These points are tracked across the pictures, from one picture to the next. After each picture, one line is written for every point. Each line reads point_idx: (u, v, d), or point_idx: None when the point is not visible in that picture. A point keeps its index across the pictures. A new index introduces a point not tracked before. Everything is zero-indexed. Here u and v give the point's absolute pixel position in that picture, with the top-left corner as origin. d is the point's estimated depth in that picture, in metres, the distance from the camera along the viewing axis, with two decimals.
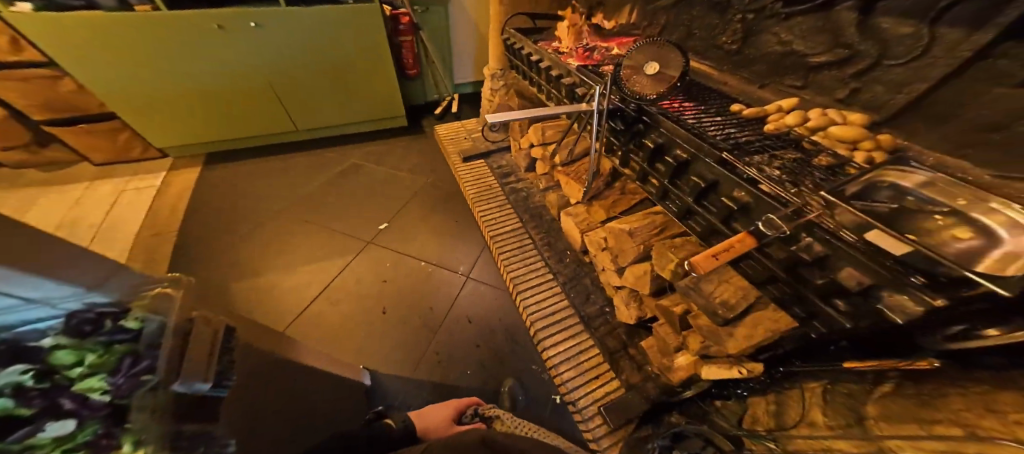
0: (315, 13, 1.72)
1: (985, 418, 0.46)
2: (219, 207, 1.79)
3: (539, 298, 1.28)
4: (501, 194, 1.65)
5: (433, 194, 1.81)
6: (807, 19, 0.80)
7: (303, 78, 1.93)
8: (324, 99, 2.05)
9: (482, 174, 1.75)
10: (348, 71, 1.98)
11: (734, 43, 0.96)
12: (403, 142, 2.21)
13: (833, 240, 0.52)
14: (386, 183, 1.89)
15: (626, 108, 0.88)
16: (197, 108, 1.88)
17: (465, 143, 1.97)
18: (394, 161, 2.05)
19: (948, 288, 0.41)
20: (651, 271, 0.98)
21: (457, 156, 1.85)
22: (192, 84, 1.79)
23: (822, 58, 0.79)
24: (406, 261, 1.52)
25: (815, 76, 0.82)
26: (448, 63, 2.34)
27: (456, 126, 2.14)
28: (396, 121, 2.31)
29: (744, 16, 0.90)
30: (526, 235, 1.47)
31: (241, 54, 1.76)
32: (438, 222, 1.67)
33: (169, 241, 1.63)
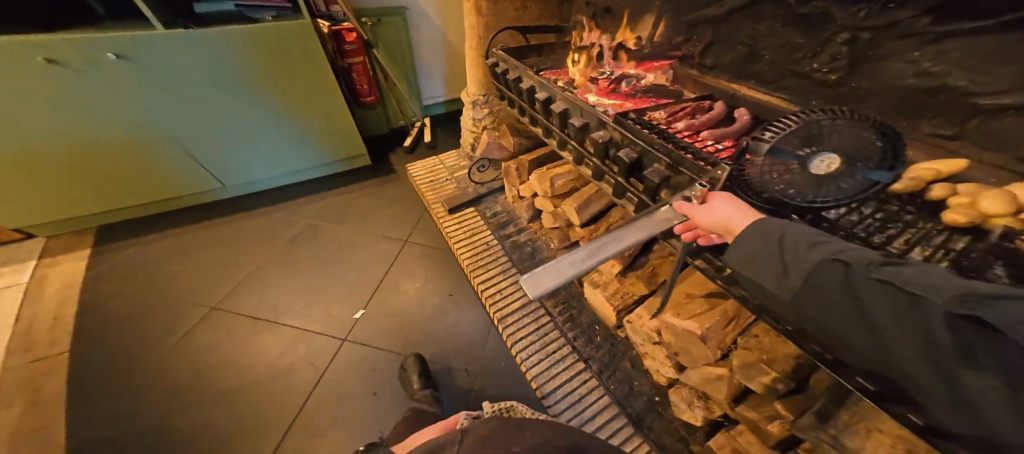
0: (209, 36, 1.30)
1: None
2: (125, 306, 1.36)
3: (574, 396, 1.01)
4: (502, 254, 1.36)
5: (417, 257, 1.49)
6: (972, 42, 0.50)
7: (214, 120, 1.50)
8: (253, 144, 1.63)
9: (476, 230, 1.45)
10: (275, 107, 1.57)
11: (830, 73, 0.67)
12: (368, 188, 1.83)
13: None
14: (359, 247, 1.55)
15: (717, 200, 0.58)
16: (78, 174, 1.44)
17: (447, 188, 1.63)
18: (365, 215, 1.70)
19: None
20: (728, 379, 0.76)
21: (440, 205, 1.54)
22: (57, 145, 1.35)
23: (1001, 102, 0.50)
24: (397, 357, 1.20)
25: (981, 125, 0.53)
26: (413, 82, 1.96)
27: (432, 166, 1.77)
28: (358, 161, 1.93)
29: (852, 34, 0.61)
30: (540, 309, 1.20)
31: (117, 101, 1.32)
32: (430, 295, 1.36)
33: (53, 371, 1.19)
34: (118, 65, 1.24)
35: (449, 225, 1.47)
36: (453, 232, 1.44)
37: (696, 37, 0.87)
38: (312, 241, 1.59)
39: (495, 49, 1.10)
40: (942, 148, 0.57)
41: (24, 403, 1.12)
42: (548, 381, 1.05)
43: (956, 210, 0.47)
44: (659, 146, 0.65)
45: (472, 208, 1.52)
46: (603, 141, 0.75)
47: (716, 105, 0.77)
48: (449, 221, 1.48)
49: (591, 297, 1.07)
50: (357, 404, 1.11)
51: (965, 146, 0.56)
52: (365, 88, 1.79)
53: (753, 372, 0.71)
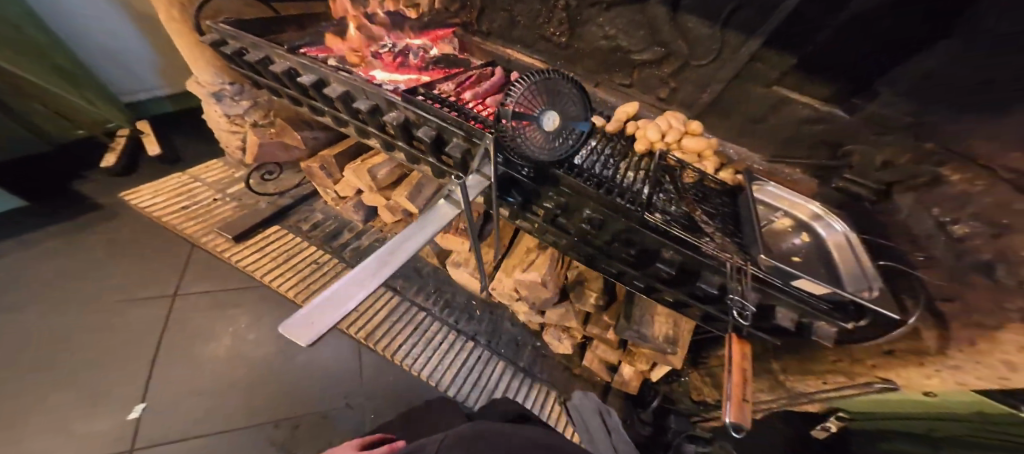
0: None
1: (856, 366, 0.61)
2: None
3: (469, 378, 0.97)
4: (340, 266, 1.12)
5: (220, 307, 1.11)
6: (625, 12, 0.74)
7: None
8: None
9: (289, 253, 1.12)
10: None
11: (563, 36, 0.85)
12: (83, 248, 1.20)
13: (764, 286, 0.53)
14: (102, 336, 1.01)
15: (516, 172, 0.58)
16: None
17: (222, 212, 1.21)
18: (93, 290, 1.10)
19: (849, 313, 0.50)
20: (572, 308, 0.88)
21: (219, 237, 1.13)
22: None
23: (644, 56, 0.79)
24: (236, 442, 0.90)
25: (639, 75, 0.83)
26: (75, 70, 1.31)
27: (174, 188, 1.27)
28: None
29: (566, 2, 0.79)
30: (413, 308, 1.06)
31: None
32: (257, 347, 1.06)
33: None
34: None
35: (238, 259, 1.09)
36: (252, 265, 1.07)
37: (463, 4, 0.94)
38: None
39: (217, 24, 0.87)
40: (625, 93, 0.87)
41: None
42: (444, 375, 0.97)
43: (640, 141, 0.71)
44: (454, 120, 0.64)
45: (277, 226, 1.19)
46: (400, 122, 0.69)
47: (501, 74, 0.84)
48: (238, 252, 1.10)
49: (457, 278, 1.03)
50: None
51: (632, 89, 0.86)
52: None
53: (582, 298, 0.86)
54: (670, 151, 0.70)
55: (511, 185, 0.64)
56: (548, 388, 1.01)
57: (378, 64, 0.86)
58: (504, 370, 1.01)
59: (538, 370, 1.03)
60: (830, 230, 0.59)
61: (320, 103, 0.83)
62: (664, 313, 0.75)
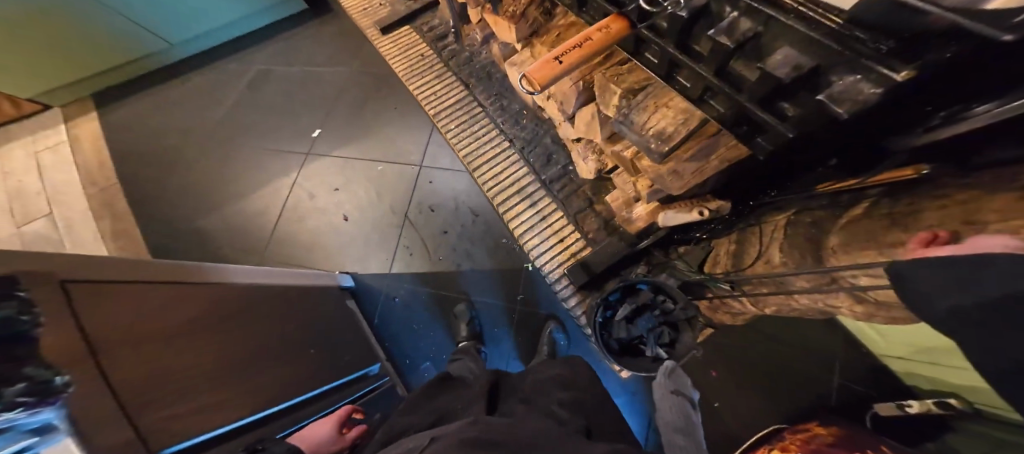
0: None
1: (957, 232, 0.31)
2: (141, 164, 1.56)
3: (494, 170, 1.09)
4: (436, 60, 1.32)
5: (367, 77, 1.50)
6: None
7: None
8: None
9: (410, 44, 1.39)
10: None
11: None
12: (312, 26, 1.71)
13: (767, 10, 0.33)
14: (308, 80, 1.57)
15: None
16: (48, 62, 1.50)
17: (381, 10, 1.51)
18: (309, 52, 1.64)
19: (917, 53, 0.25)
20: (599, 113, 0.77)
21: (374, 29, 1.47)
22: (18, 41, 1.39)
23: None
24: (351, 164, 1.34)
25: None
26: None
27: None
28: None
29: None
30: (474, 104, 1.19)
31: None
32: (377, 109, 1.41)
33: (106, 214, 1.47)
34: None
35: (381, 45, 1.44)
36: (388, 51, 1.41)
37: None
38: (265, 83, 1.63)
39: None
40: None
41: (101, 221, 1.46)
42: (478, 159, 1.11)
43: None
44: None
45: (409, 26, 1.43)
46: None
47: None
48: (383, 40, 1.44)
49: (513, 80, 1.05)
50: (329, 198, 1.31)
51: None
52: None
53: (607, 96, 0.70)
54: None
55: None
56: (557, 208, 1.01)
57: None
58: (527, 180, 1.05)
59: (558, 190, 1.02)
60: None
61: None
62: (674, 107, 0.57)
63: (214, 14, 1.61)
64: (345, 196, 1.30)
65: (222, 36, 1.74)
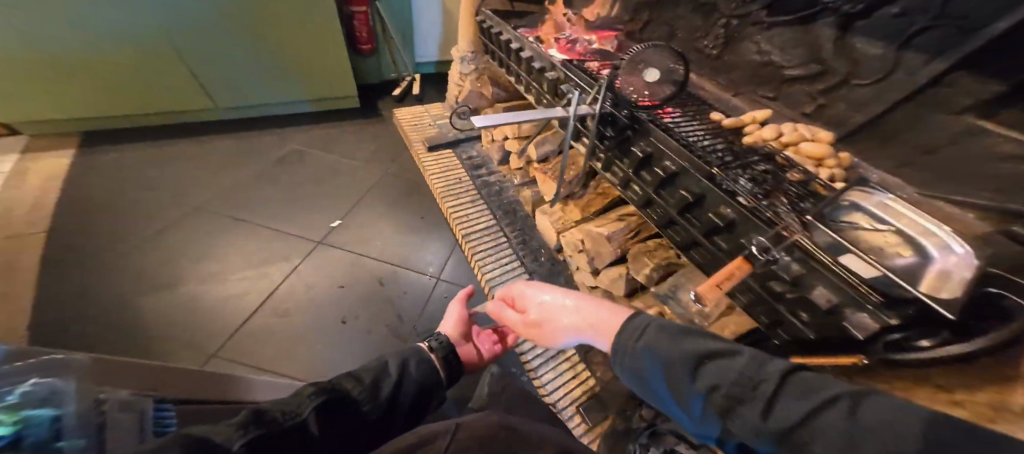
0: None
1: None
2: (106, 211, 1.39)
3: None
4: (472, 187, 1.53)
5: (398, 184, 1.65)
6: (786, 30, 0.78)
7: (204, 30, 1.52)
8: (212, 27, 1.52)
9: (451, 167, 1.62)
10: (259, 16, 1.55)
11: (715, 49, 0.95)
12: (357, 126, 1.92)
13: (809, 259, 0.51)
14: (340, 172, 1.68)
15: (618, 113, 0.82)
16: (89, 88, 1.53)
17: (431, 131, 1.77)
18: (348, 148, 1.80)
19: (903, 308, 0.41)
20: (625, 274, 0.95)
21: (421, 144, 1.71)
22: (76, 61, 1.44)
23: (797, 71, 0.78)
24: (363, 261, 1.34)
25: (789, 90, 0.81)
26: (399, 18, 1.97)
27: (416, 112, 1.92)
28: (344, 81, 1.89)
29: (728, 20, 0.89)
30: (500, 233, 1.36)
31: (128, 18, 1.40)
32: (402, 214, 1.51)
33: (25, 251, 1.21)
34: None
35: (428, 161, 1.65)
36: (430, 167, 1.61)
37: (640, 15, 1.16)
38: (293, 164, 1.69)
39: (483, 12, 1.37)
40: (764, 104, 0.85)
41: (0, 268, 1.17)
42: (499, 285, 1.20)
43: (752, 138, 0.73)
44: (584, 76, 0.89)
45: (451, 149, 1.70)
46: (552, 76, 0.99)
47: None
48: (430, 157, 1.66)
49: (540, 222, 1.25)
50: (329, 293, 1.24)
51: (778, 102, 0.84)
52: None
53: (640, 266, 0.90)
54: (784, 151, 0.70)
55: (619, 136, 0.85)
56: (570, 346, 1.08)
57: (555, 47, 1.14)
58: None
59: None
60: (945, 252, 0.45)
61: (515, 68, 1.22)
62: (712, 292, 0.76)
63: (276, 92, 1.80)
64: (347, 292, 1.25)
65: (273, 111, 1.91)
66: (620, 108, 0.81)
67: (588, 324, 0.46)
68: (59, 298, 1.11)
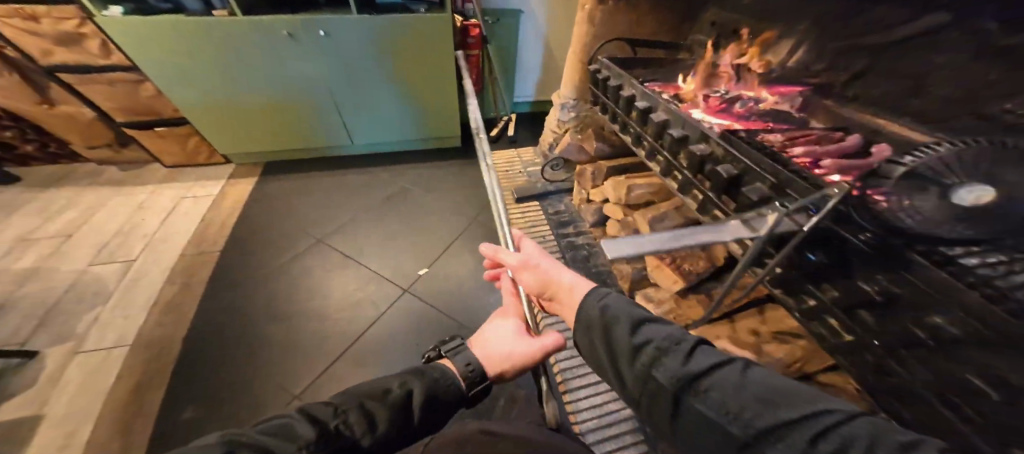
0: (372, 28, 1.54)
1: None
2: (257, 237, 1.66)
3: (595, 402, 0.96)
4: (557, 250, 1.36)
5: (485, 233, 1.59)
6: None
7: (357, 76, 1.71)
8: (363, 74, 1.70)
9: (537, 223, 1.46)
10: (400, 64, 1.69)
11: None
12: (455, 167, 1.97)
13: None
14: (435, 214, 1.70)
15: (851, 237, 0.51)
16: (267, 124, 1.83)
17: (520, 180, 1.63)
18: (444, 190, 1.84)
19: None
20: None
21: (510, 194, 1.57)
22: (263, 101, 1.74)
23: None
24: (439, 317, 1.30)
25: None
26: (506, 59, 1.92)
27: (508, 157, 1.80)
28: (454, 123, 1.98)
29: None
30: None
31: (307, 68, 1.64)
32: (484, 270, 1.44)
33: (203, 270, 1.52)
34: (316, 41, 1.55)
35: (515, 214, 1.51)
36: (518, 222, 1.48)
37: (854, 59, 0.79)
38: (396, 203, 1.79)
39: (599, 57, 1.17)
40: None
41: (184, 282, 1.48)
42: (575, 380, 1.01)
43: None
44: (767, 166, 0.63)
45: (538, 202, 1.54)
46: (704, 154, 0.74)
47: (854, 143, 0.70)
48: (517, 208, 1.52)
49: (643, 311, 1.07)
50: (406, 349, 1.23)
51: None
52: (475, 43, 1.75)
53: None
54: None
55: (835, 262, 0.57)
56: None
57: (703, 108, 0.88)
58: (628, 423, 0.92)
59: None
60: None
61: (640, 130, 0.99)
62: None
63: (398, 130, 1.97)
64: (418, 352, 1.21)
65: (391, 148, 2.11)
66: (858, 232, 0.50)
67: (568, 288, 0.56)
68: (213, 320, 1.34)
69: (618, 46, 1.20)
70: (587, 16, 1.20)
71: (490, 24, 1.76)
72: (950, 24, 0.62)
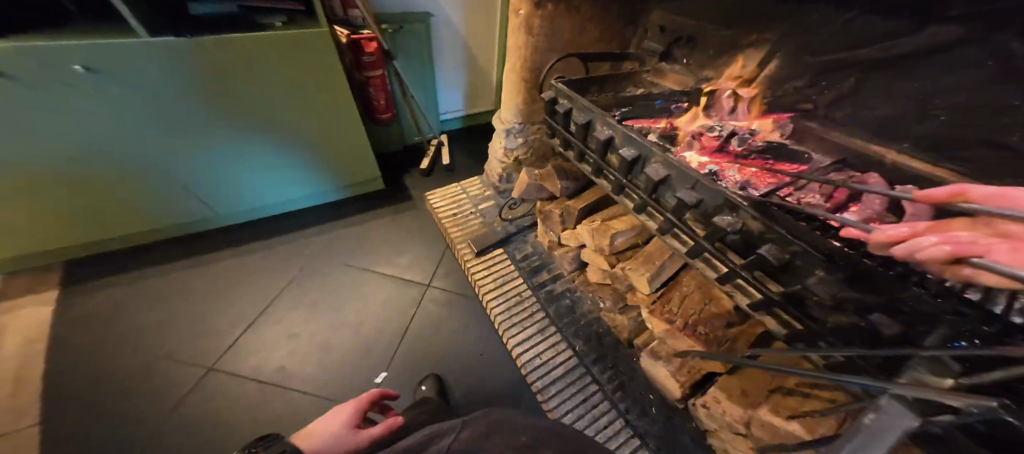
0: (187, 53, 1.03)
1: None
2: (70, 386, 1.04)
3: None
4: (539, 309, 1.11)
5: (443, 299, 1.28)
6: None
7: (189, 124, 1.17)
8: (195, 116, 1.16)
9: (506, 278, 1.19)
10: (254, 96, 1.19)
11: None
12: (383, 215, 1.58)
13: None
14: (369, 286, 1.32)
15: None
16: (51, 215, 1.18)
17: (472, 225, 1.34)
18: (376, 250, 1.45)
19: None
20: None
21: (466, 244, 1.28)
22: (30, 186, 1.10)
23: None
24: None
25: None
26: (420, 72, 1.55)
27: (452, 195, 1.47)
28: (365, 158, 1.54)
29: None
30: (587, 376, 0.96)
31: (95, 123, 1.06)
32: (454, 350, 1.13)
33: None
34: (86, 81, 0.98)
35: (477, 273, 1.21)
36: (484, 285, 1.19)
37: (844, 75, 0.73)
38: (311, 282, 1.34)
39: (554, 80, 0.93)
40: None
41: None
42: None
43: None
44: (842, 254, 0.44)
45: (502, 250, 1.25)
46: (732, 229, 0.56)
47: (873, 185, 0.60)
48: (478, 265, 1.22)
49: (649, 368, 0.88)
50: None
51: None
52: (375, 62, 1.35)
53: None
54: None
55: None
56: None
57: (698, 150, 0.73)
58: None
59: None
60: None
61: (620, 177, 0.80)
62: None
63: (286, 183, 1.47)
64: None
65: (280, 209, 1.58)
66: None
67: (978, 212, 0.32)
68: None
69: (574, 67, 0.96)
70: (526, 22, 1.01)
71: (392, 35, 1.40)
72: (965, 40, 0.56)
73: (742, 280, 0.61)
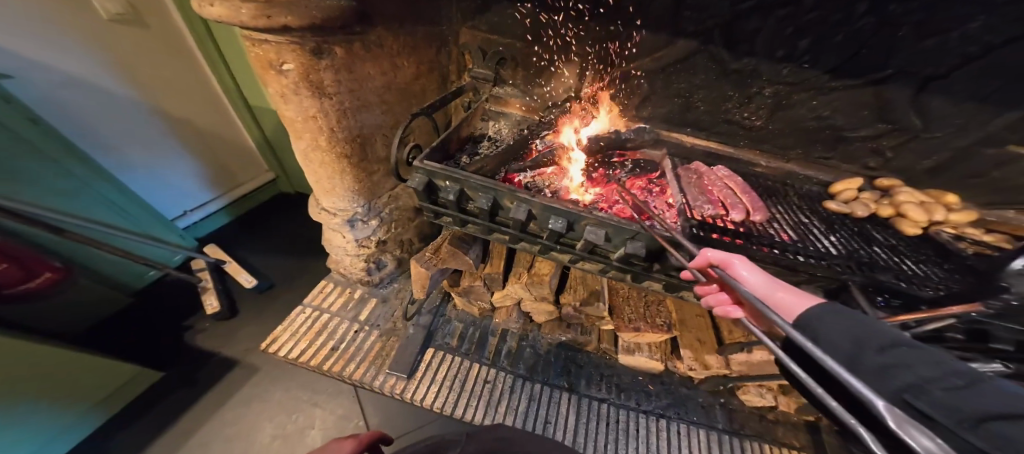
0: None
1: None
2: None
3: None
4: (511, 378, 0.96)
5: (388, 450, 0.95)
6: (851, 93, 0.71)
7: None
8: None
9: (458, 379, 0.95)
10: None
11: (756, 119, 0.82)
12: (189, 424, 0.92)
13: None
14: None
15: (868, 237, 0.69)
16: None
17: (371, 347, 0.99)
18: None
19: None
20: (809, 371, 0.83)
21: (373, 371, 0.95)
22: None
23: (861, 132, 0.75)
24: None
25: (846, 146, 0.79)
26: (72, 185, 0.90)
27: (306, 328, 1.02)
28: (81, 370, 0.80)
29: (773, 88, 0.76)
30: (594, 401, 0.92)
31: None
32: None
33: None
34: None
35: (423, 398, 0.91)
36: (440, 403, 0.91)
37: (637, 80, 0.86)
38: None
39: (419, 161, 0.73)
40: (826, 166, 0.82)
41: None
42: None
43: (921, 205, 0.71)
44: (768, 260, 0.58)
45: (430, 348, 1.00)
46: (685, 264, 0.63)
47: (707, 170, 0.80)
48: (418, 389, 0.93)
49: (626, 361, 0.94)
50: None
51: (833, 161, 0.82)
52: None
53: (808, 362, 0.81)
54: (947, 227, 0.69)
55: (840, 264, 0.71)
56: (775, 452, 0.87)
57: (593, 185, 0.85)
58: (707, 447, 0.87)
59: (761, 439, 0.88)
60: None
61: (544, 238, 0.76)
62: None
63: None
64: None
65: None
66: (862, 235, 0.70)
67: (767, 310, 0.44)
68: None
69: (424, 123, 0.91)
70: (305, 78, 0.68)
71: None
72: (697, 50, 0.76)
73: (700, 284, 0.69)
